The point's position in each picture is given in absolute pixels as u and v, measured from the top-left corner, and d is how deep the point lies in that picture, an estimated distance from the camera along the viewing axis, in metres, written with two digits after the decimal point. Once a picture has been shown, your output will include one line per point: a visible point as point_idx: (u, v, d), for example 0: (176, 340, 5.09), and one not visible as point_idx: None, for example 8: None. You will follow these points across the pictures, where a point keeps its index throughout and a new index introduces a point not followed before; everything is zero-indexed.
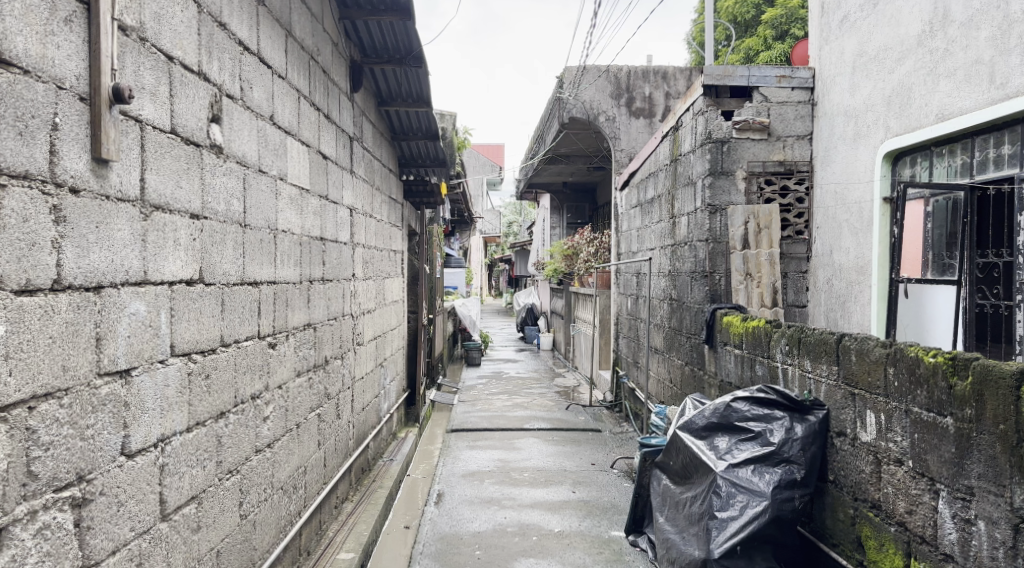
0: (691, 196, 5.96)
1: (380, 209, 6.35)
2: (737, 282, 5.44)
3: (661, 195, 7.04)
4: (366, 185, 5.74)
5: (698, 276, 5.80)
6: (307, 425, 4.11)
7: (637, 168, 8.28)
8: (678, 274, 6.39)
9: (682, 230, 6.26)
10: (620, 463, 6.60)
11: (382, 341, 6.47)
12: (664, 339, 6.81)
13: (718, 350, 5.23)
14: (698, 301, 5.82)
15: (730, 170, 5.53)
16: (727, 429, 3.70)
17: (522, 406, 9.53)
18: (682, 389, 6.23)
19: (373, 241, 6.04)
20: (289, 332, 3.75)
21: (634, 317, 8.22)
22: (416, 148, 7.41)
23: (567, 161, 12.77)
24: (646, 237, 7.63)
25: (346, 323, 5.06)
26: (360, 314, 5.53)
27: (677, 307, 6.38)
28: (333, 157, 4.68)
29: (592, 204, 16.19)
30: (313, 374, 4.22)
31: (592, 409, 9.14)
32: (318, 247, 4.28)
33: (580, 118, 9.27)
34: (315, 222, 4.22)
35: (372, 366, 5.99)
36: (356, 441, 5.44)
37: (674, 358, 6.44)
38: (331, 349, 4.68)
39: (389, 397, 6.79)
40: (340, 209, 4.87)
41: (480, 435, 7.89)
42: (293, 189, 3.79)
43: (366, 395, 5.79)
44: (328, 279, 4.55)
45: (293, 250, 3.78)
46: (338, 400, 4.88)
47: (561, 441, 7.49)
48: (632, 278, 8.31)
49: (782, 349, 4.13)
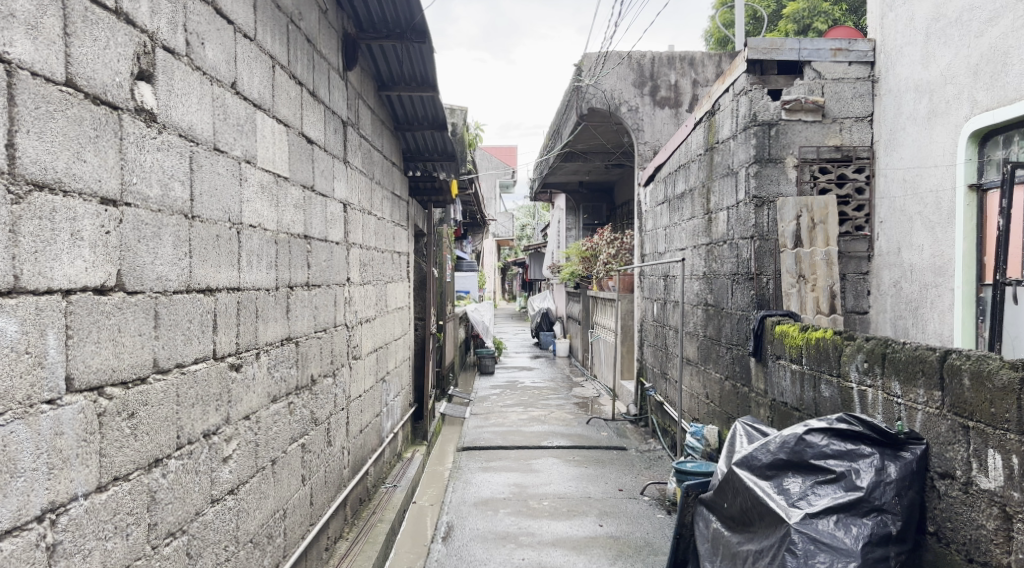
0: (732, 188, 5.26)
1: (381, 206, 5.69)
2: (788, 285, 4.74)
3: (693, 189, 6.33)
4: (363, 178, 5.08)
5: (741, 279, 5.10)
6: (288, 460, 3.44)
7: (663, 161, 7.57)
8: (715, 276, 5.69)
9: (720, 226, 5.56)
10: (651, 489, 5.90)
11: (385, 353, 5.80)
12: (699, 349, 6.10)
13: (770, 365, 4.53)
14: (741, 307, 5.12)
15: (780, 157, 4.86)
16: (800, 469, 3.00)
17: (539, 420, 8.83)
18: (723, 406, 5.52)
19: (373, 241, 5.38)
20: (263, 349, 3.09)
21: (662, 323, 7.51)
22: (422, 139, 6.72)
23: (584, 158, 12.08)
24: (675, 236, 6.92)
25: (339, 336, 4.40)
26: (357, 325, 4.86)
27: (715, 313, 5.68)
28: (321, 142, 4.02)
29: (609, 204, 15.49)
30: (295, 399, 3.55)
31: (615, 423, 8.43)
32: (302, 247, 3.62)
33: (600, 108, 8.56)
34: (297, 217, 3.56)
35: (372, 383, 5.32)
36: (353, 470, 4.77)
37: (712, 371, 5.74)
38: (321, 367, 4.02)
39: (393, 415, 6.12)
40: (331, 203, 4.21)
41: (495, 453, 7.20)
42: (265, 175, 3.12)
43: (365, 415, 5.12)
44: (315, 285, 3.88)
45: (266, 249, 3.12)
46: (330, 425, 4.21)
47: (583, 461, 6.80)
48: (659, 281, 7.60)
49: (858, 367, 3.42)
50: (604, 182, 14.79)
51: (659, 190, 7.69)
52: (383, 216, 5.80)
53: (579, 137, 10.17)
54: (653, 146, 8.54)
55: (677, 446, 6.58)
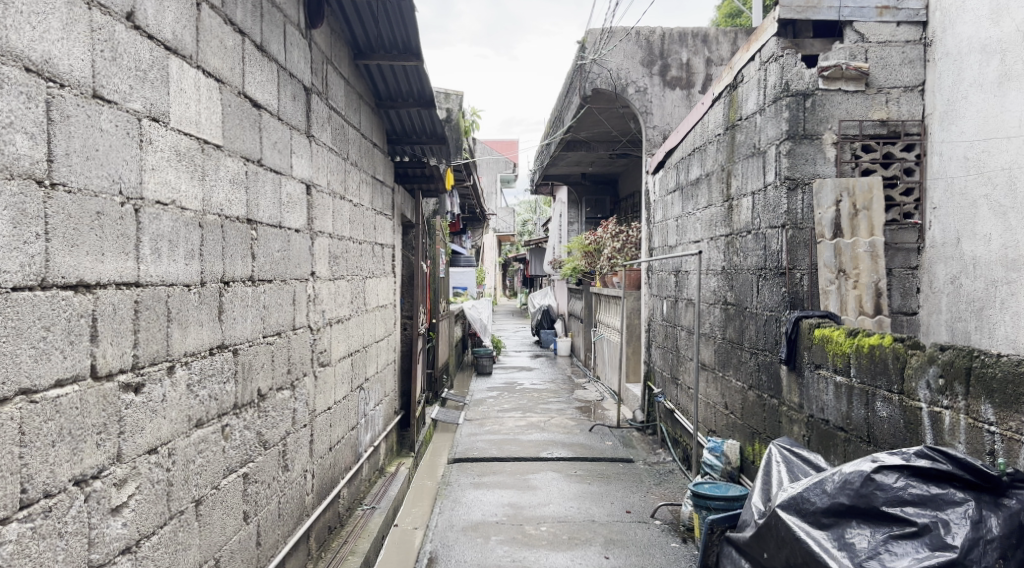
0: (758, 170, 4.60)
1: (358, 190, 5.03)
2: (826, 281, 4.09)
3: (711, 173, 5.65)
4: (334, 157, 4.42)
5: (769, 275, 4.44)
6: (221, 498, 2.78)
7: (675, 144, 6.87)
8: (736, 272, 5.02)
9: (743, 215, 4.89)
10: (663, 511, 5.24)
11: (363, 358, 5.14)
12: (716, 353, 5.44)
13: (806, 376, 3.88)
14: (769, 307, 4.46)
15: (816, 132, 4.22)
16: (867, 519, 2.32)
17: (539, 426, 8.17)
18: (745, 420, 4.86)
19: (347, 231, 4.71)
20: (178, 363, 2.44)
21: (673, 323, 6.84)
22: (409, 119, 6.02)
23: (587, 147, 11.40)
24: (688, 227, 6.25)
25: (301, 341, 3.74)
26: (326, 328, 4.20)
27: (736, 314, 5.01)
28: (273, 109, 3.36)
29: (613, 197, 14.81)
30: (233, 419, 2.89)
31: (620, 431, 7.76)
32: (242, 234, 2.97)
33: (604, 89, 7.88)
34: (236, 196, 2.90)
35: (346, 394, 4.65)
36: (319, 497, 4.11)
37: (732, 378, 5.07)
38: (274, 379, 3.35)
39: (373, 426, 5.48)
40: (288, 183, 3.54)
41: (489, 465, 6.56)
42: (184, 140, 2.47)
43: (337, 432, 4.46)
44: (264, 280, 3.22)
45: (183, 234, 2.46)
46: (287, 447, 3.55)
47: (586, 475, 6.13)
48: (670, 278, 6.93)
49: (930, 382, 2.76)
50: (608, 173, 14.11)
51: (670, 177, 7.01)
52: (362, 202, 5.14)
53: (582, 123, 9.49)
54: (663, 130, 7.85)
55: (691, 461, 5.94)
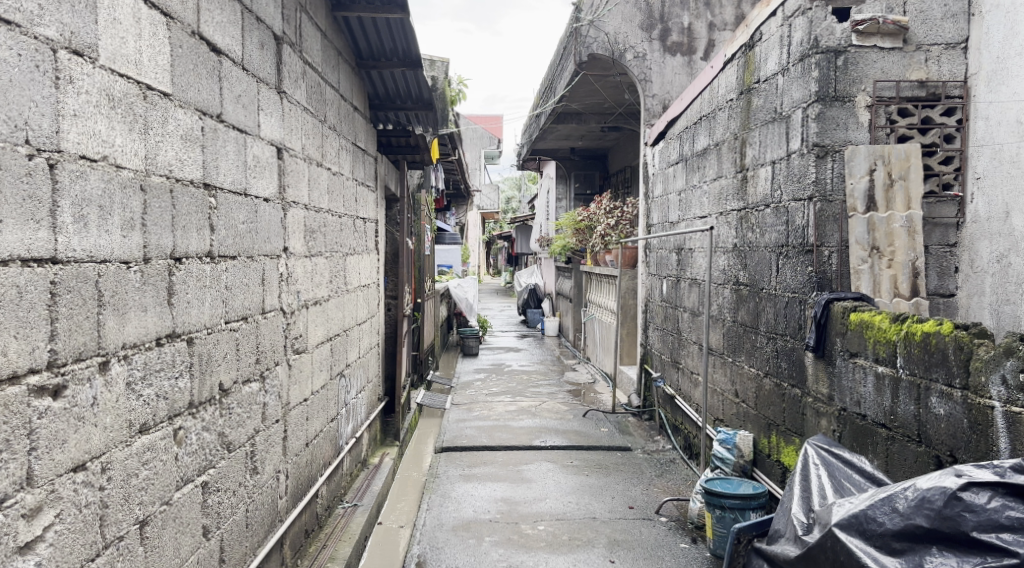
0: (780, 137, 4.18)
1: (337, 157, 4.56)
2: (858, 260, 3.70)
3: (721, 143, 5.23)
4: (310, 118, 3.95)
5: (792, 252, 4.04)
6: (174, 514, 2.34)
7: (677, 114, 6.42)
8: (751, 249, 4.61)
9: (760, 186, 4.47)
10: (668, 506, 4.86)
11: (343, 343, 4.69)
12: (725, 337, 5.04)
13: (839, 365, 3.49)
14: (791, 287, 4.05)
15: (848, 94, 3.81)
16: (952, 545, 2.02)
17: (530, 411, 7.77)
18: (760, 409, 4.47)
19: (325, 202, 4.25)
20: (114, 357, 1.98)
21: (674, 303, 6.44)
22: (392, 83, 5.58)
23: (578, 119, 10.95)
24: (693, 201, 5.84)
25: (272, 326, 3.29)
26: (302, 310, 3.75)
27: (750, 294, 4.61)
28: (237, 56, 2.89)
29: (602, 172, 14.36)
30: (188, 420, 2.45)
31: (614, 417, 7.36)
32: (197, 201, 2.50)
33: (601, 55, 7.42)
34: (189, 156, 2.44)
35: (325, 382, 4.21)
36: (294, 499, 3.67)
37: (745, 365, 4.68)
38: (239, 370, 2.90)
39: (355, 415, 5.05)
40: (254, 144, 3.08)
41: (478, 455, 6.16)
42: (118, 84, 2.01)
43: (316, 426, 4.03)
44: (225, 256, 2.76)
45: (118, 199, 2.00)
46: (256, 446, 3.11)
47: (582, 465, 5.75)
48: (671, 256, 6.53)
49: (1009, 378, 2.38)
50: (597, 148, 13.66)
51: (671, 149, 6.58)
52: (341, 172, 4.67)
53: (575, 93, 9.03)
54: (663, 99, 7.40)
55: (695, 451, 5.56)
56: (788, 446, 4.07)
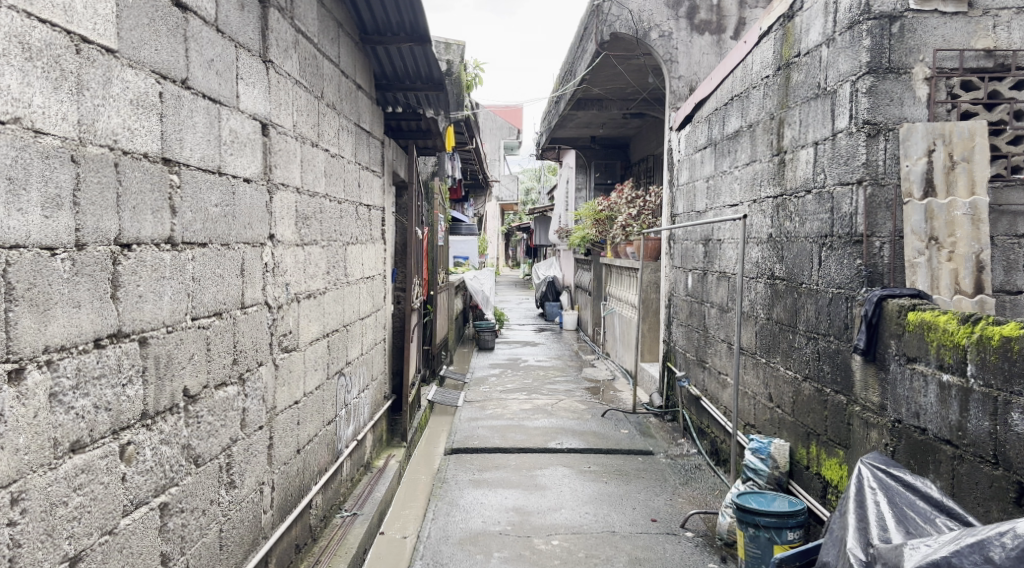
0: (825, 115, 3.77)
1: (337, 137, 4.20)
2: (914, 252, 3.27)
3: (755, 124, 4.81)
4: (303, 93, 3.58)
5: (838, 242, 3.62)
6: (120, 545, 1.99)
7: (706, 95, 5.99)
8: (789, 239, 4.20)
9: (801, 169, 4.06)
10: (694, 520, 4.48)
11: (343, 339, 4.34)
12: (759, 335, 4.63)
13: (894, 370, 3.08)
14: (836, 281, 3.64)
15: (904, 65, 3.37)
16: None
17: (546, 410, 7.39)
18: (798, 416, 4.07)
19: (321, 186, 3.89)
20: (30, 364, 1.65)
21: (700, 298, 6.03)
22: (399, 61, 5.20)
23: (599, 105, 10.53)
24: (723, 187, 5.42)
25: (255, 322, 2.94)
26: (293, 303, 3.39)
27: (789, 289, 4.20)
28: (208, 15, 2.53)
29: (624, 161, 13.91)
30: (140, 433, 2.10)
31: (635, 417, 6.96)
32: (153, 178, 2.15)
33: (624, 34, 6.99)
34: (142, 125, 2.08)
35: (321, 383, 3.85)
36: (282, 512, 3.33)
37: (781, 366, 4.27)
38: (210, 373, 2.55)
39: (357, 415, 4.70)
40: (231, 116, 2.72)
41: (489, 457, 5.79)
42: (38, 35, 1.66)
43: (310, 431, 3.68)
44: (193, 243, 2.41)
45: (35, 172, 1.66)
46: (233, 458, 2.76)
47: (600, 471, 5.36)
48: (697, 247, 6.11)
49: None
50: (619, 136, 13.21)
51: (699, 133, 6.16)
52: (342, 154, 4.32)
53: (596, 77, 8.61)
54: (689, 80, 6.96)
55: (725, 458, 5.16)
56: (831, 459, 3.68)
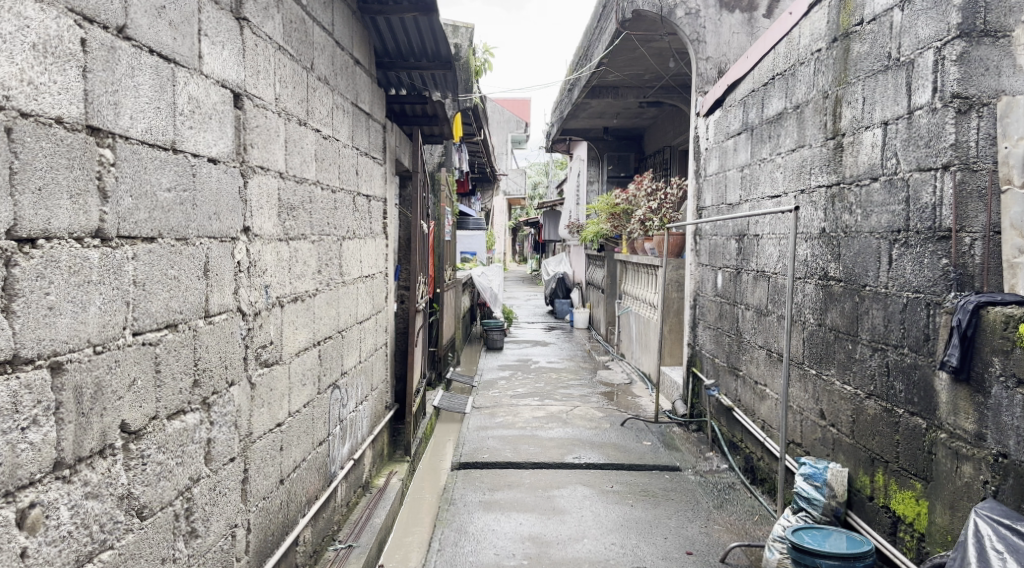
0: (898, 89, 3.24)
1: (331, 116, 3.68)
2: (1014, 251, 2.64)
3: (803, 105, 4.28)
4: (288, 62, 3.06)
5: (918, 239, 3.09)
6: None
7: (739, 76, 5.45)
8: (851, 234, 3.67)
9: (865, 154, 3.52)
10: (735, 553, 3.95)
11: (339, 347, 3.82)
12: (809, 343, 4.10)
13: (1000, 394, 2.54)
14: (915, 285, 3.10)
15: (1003, 28, 2.83)
16: None
17: (561, 418, 6.86)
18: (862, 439, 3.53)
19: (312, 171, 3.37)
20: None
21: (732, 298, 5.50)
22: (404, 37, 4.68)
23: (615, 92, 9.97)
24: (762, 176, 4.88)
25: (225, 331, 2.43)
26: (274, 309, 2.86)
27: (849, 291, 3.67)
28: None
29: (637, 153, 13.34)
30: (48, 492, 1.59)
31: (658, 427, 6.43)
32: (71, 152, 1.64)
33: (647, 12, 6.44)
34: (51, 77, 1.59)
35: (310, 399, 3.33)
36: (262, 557, 2.81)
37: (840, 380, 3.74)
38: (160, 402, 2.03)
39: (354, 431, 4.19)
40: (192, 81, 2.20)
41: (501, 474, 5.26)
42: None
43: (296, 457, 3.16)
44: (135, 236, 1.90)
45: None
46: (193, 502, 2.24)
47: (625, 491, 4.83)
48: (728, 243, 5.58)
49: None
50: (632, 126, 12.65)
51: (732, 119, 5.61)
52: (336, 136, 3.79)
53: (614, 61, 8.06)
54: (718, 62, 6.39)
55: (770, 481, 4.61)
56: (904, 491, 3.15)
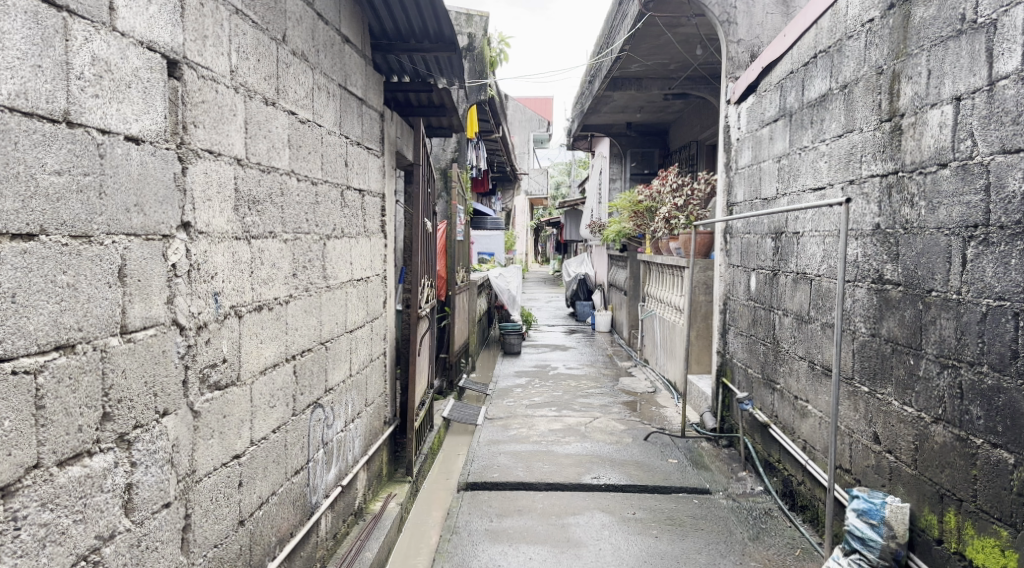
0: (976, 58, 2.73)
1: (312, 99, 3.23)
2: None
3: (852, 84, 3.75)
4: (252, 30, 2.61)
5: (1004, 236, 2.57)
6: None
7: (775, 57, 4.92)
8: (912, 231, 3.14)
9: (931, 136, 3.00)
10: None
11: (322, 361, 3.36)
12: (861, 356, 3.57)
13: None
14: (999, 289, 2.59)
15: None
16: None
17: (580, 431, 6.35)
18: (928, 471, 3.00)
19: (285, 160, 2.92)
20: None
21: (768, 303, 4.97)
22: (403, 17, 4.22)
23: (638, 84, 9.44)
24: (803, 167, 4.35)
25: (151, 351, 1.98)
26: (228, 321, 2.40)
27: (910, 298, 3.15)
28: None
29: (662, 149, 12.78)
30: None
31: (685, 443, 5.90)
32: None
33: None
34: None
35: (282, 423, 2.87)
36: None
37: (900, 400, 3.21)
38: (44, 445, 1.62)
39: (344, 453, 3.73)
40: (100, 36, 1.76)
41: (512, 497, 4.78)
42: None
43: (261, 493, 2.69)
44: None
45: None
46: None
47: (648, 519, 4.33)
48: (763, 242, 5.04)
49: None
50: (657, 122, 12.11)
51: (768, 105, 5.08)
52: (319, 121, 3.33)
53: (637, 47, 7.54)
54: (751, 45, 5.86)
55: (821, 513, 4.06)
56: (983, 538, 2.65)
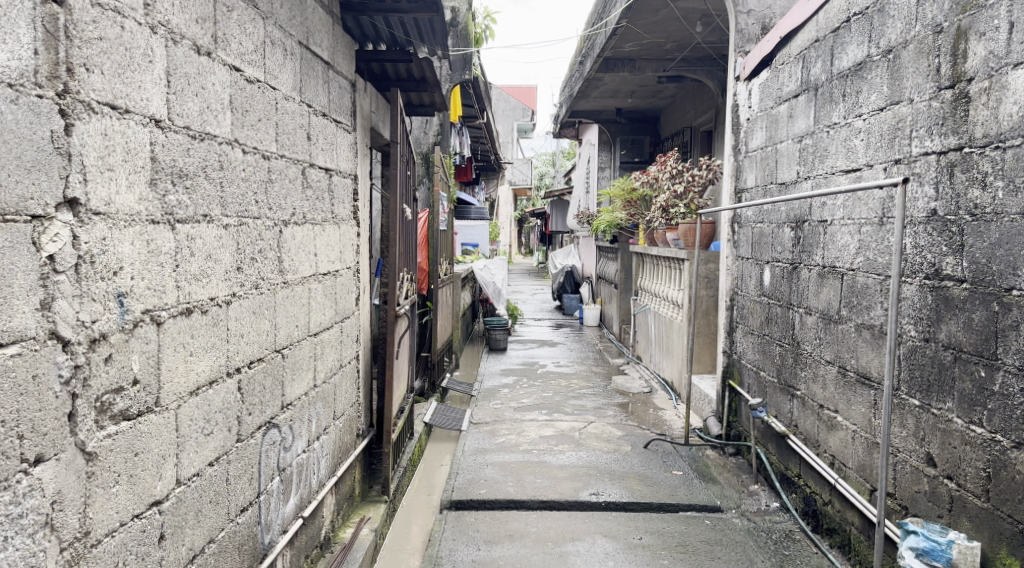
0: None
1: (262, 54, 2.66)
2: None
3: (898, 47, 3.23)
4: None
5: None
6: None
7: (795, 25, 4.39)
8: (984, 218, 2.64)
9: (1013, 102, 2.50)
10: None
11: (277, 373, 2.80)
12: (911, 363, 3.06)
13: None
14: None
15: None
16: None
17: (574, 437, 5.83)
18: (1006, 505, 2.51)
19: (227, 123, 2.36)
20: None
21: (786, 300, 4.46)
22: None
23: (631, 65, 8.90)
24: (832, 146, 3.84)
25: (11, 379, 1.44)
26: (141, 330, 1.84)
27: (980, 296, 2.64)
28: None
29: (653, 137, 12.26)
30: None
31: (688, 451, 5.40)
32: None
33: None
34: None
35: (222, 453, 2.31)
36: None
37: (965, 417, 2.72)
38: None
39: (307, 476, 3.18)
40: None
41: (502, 518, 4.25)
42: None
43: (192, 544, 2.14)
44: None
45: None
46: None
47: (656, 546, 3.83)
48: (781, 231, 4.53)
49: None
50: (648, 106, 11.58)
51: (786, 79, 4.56)
52: (273, 83, 2.77)
53: (634, 22, 6.99)
54: (762, 16, 5.33)
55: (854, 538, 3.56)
56: None
